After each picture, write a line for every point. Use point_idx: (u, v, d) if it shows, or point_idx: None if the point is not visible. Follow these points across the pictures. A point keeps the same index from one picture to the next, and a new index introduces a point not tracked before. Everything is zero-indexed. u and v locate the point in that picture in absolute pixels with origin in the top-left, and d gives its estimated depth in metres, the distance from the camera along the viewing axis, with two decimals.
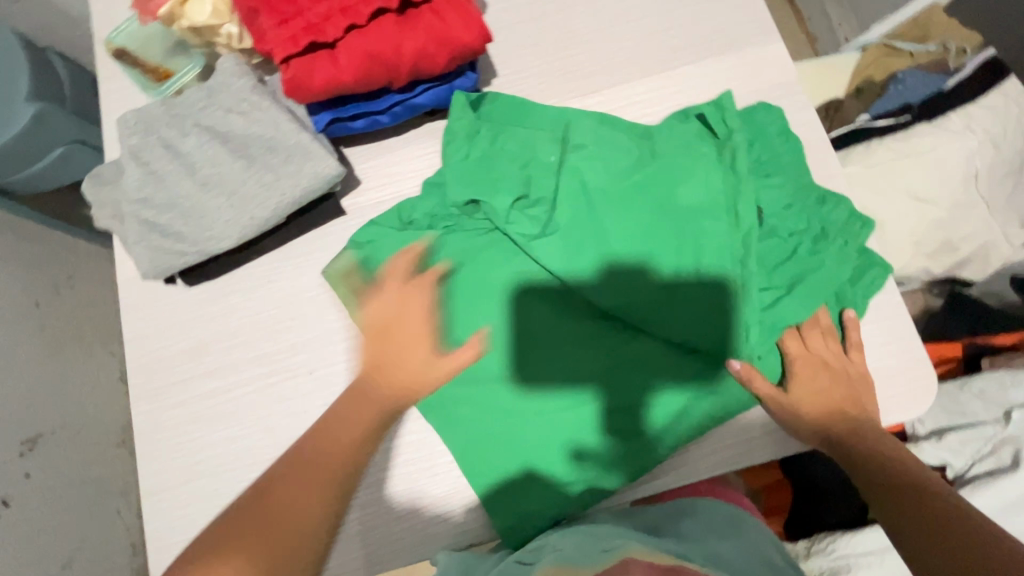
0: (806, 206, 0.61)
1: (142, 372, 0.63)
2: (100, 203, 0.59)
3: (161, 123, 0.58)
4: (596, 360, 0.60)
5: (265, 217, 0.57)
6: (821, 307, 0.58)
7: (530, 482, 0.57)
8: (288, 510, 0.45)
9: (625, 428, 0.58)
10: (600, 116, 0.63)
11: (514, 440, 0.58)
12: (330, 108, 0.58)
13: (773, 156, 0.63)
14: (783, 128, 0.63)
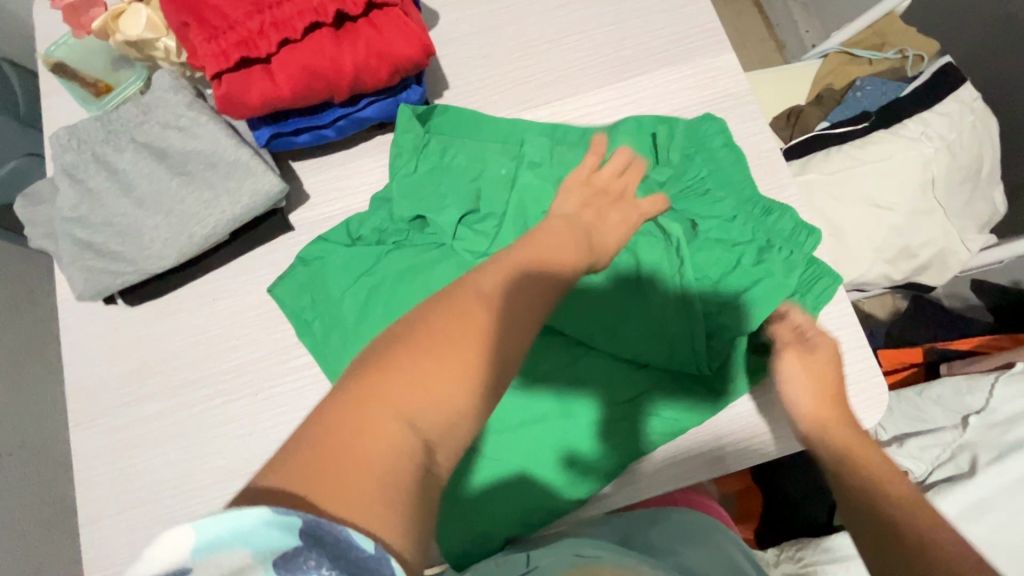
0: (752, 217, 0.61)
1: (80, 396, 0.60)
2: (32, 222, 0.57)
3: (96, 139, 0.56)
4: (547, 374, 0.60)
5: (205, 235, 0.56)
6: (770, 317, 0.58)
7: (489, 503, 0.57)
8: (408, 395, 0.31)
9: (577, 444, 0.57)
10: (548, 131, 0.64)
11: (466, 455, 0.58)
12: (271, 123, 0.57)
13: (720, 168, 0.62)
14: (726, 139, 0.63)
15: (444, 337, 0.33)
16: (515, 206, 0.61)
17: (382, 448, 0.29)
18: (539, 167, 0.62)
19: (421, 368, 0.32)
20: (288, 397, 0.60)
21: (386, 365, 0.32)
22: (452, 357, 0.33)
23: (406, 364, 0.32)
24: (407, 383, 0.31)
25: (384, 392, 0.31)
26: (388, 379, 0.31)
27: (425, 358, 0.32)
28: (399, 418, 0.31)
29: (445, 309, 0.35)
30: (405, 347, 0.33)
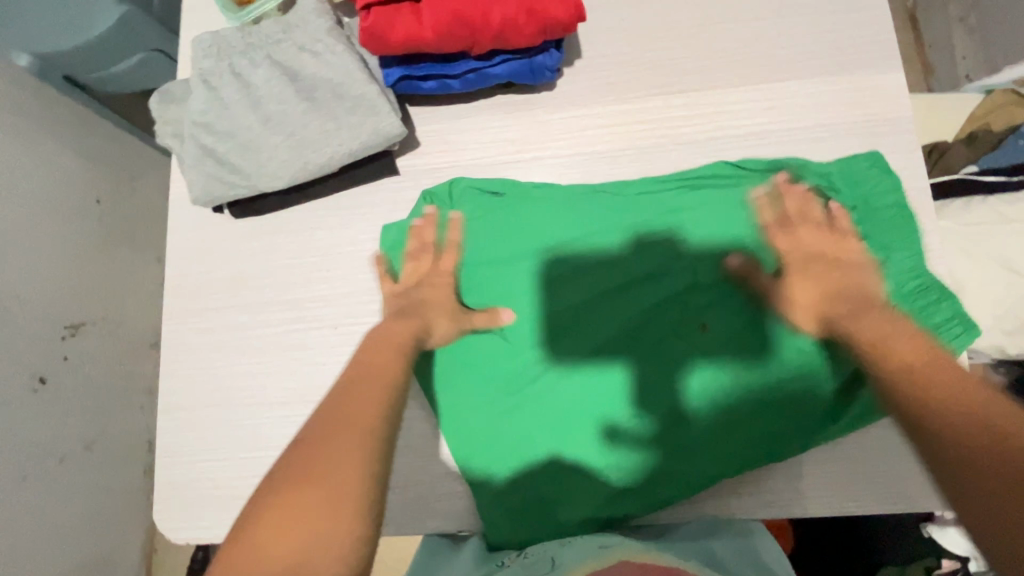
0: (904, 292, 0.53)
1: (180, 291, 0.64)
2: (164, 120, 0.59)
3: (235, 49, 0.57)
4: (634, 363, 0.53)
5: (319, 165, 0.56)
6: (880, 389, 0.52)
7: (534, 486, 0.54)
8: (300, 512, 0.36)
9: (644, 451, 0.52)
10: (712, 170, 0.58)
11: (520, 431, 0.54)
12: (402, 64, 0.55)
13: (878, 228, 0.56)
14: (899, 204, 0.56)
15: (343, 440, 0.40)
16: (636, 208, 0.57)
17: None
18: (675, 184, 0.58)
19: (305, 509, 0.36)
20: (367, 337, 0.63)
21: (285, 504, 0.36)
22: (363, 437, 0.40)
23: (287, 512, 0.36)
24: (292, 530, 0.35)
25: (279, 545, 0.34)
26: (297, 501, 0.36)
27: (302, 504, 0.36)
28: (320, 529, 0.35)
29: (328, 439, 0.40)
30: (282, 493, 0.37)
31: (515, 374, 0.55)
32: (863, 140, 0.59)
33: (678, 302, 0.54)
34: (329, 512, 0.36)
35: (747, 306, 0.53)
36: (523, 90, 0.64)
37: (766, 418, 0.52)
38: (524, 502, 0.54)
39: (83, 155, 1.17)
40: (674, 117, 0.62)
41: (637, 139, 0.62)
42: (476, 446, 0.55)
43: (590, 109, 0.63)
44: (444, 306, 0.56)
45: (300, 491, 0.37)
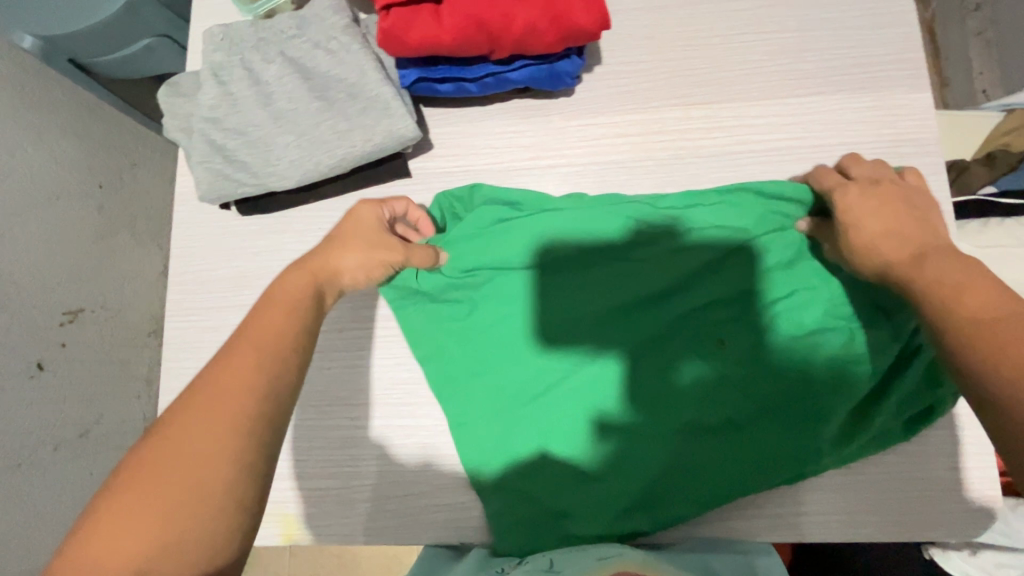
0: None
1: (183, 289, 0.63)
2: (172, 113, 0.58)
3: (247, 44, 0.56)
4: (642, 370, 0.55)
5: (330, 166, 0.55)
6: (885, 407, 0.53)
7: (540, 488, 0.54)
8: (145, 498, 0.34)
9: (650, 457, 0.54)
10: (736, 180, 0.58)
11: (527, 429, 0.55)
12: (419, 66, 0.54)
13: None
14: None
15: (204, 419, 0.37)
16: (658, 215, 0.57)
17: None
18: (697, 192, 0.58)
19: (162, 490, 0.34)
20: (374, 342, 0.61)
21: (140, 486, 0.34)
22: (228, 411, 0.37)
23: (138, 492, 0.34)
24: (149, 515, 0.34)
25: (116, 542, 0.33)
26: (140, 488, 0.34)
27: (154, 494, 0.34)
28: (179, 519, 0.34)
29: (187, 417, 0.37)
30: (137, 471, 0.35)
31: (530, 380, 0.56)
32: (887, 160, 0.58)
33: (695, 315, 0.56)
34: (176, 504, 0.34)
35: (762, 322, 0.54)
36: (542, 95, 0.62)
37: (777, 434, 0.53)
38: (531, 503, 0.55)
39: (85, 139, 1.15)
40: (694, 129, 0.61)
41: (655, 150, 0.61)
42: (489, 450, 0.56)
43: (608, 117, 0.62)
44: (352, 247, 0.51)
45: (152, 480, 0.35)
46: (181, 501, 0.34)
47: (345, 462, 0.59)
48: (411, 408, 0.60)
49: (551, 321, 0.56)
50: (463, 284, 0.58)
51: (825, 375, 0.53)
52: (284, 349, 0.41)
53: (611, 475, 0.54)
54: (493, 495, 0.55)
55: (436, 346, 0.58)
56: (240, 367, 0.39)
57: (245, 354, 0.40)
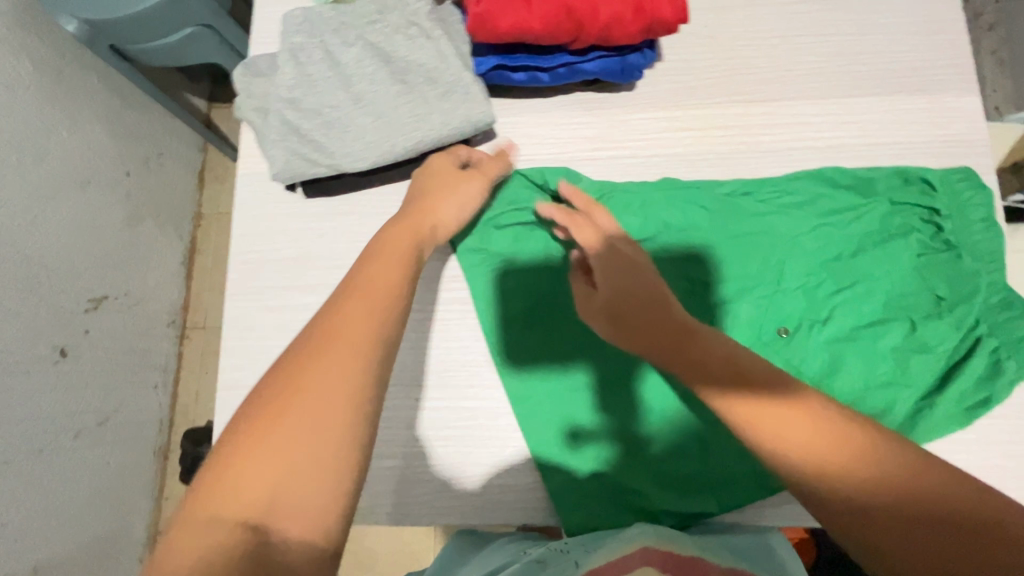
0: (986, 306, 0.54)
1: (245, 268, 0.63)
2: (247, 92, 0.59)
3: (327, 27, 0.57)
4: None
5: (406, 148, 0.56)
6: (953, 397, 0.53)
7: (599, 460, 0.57)
8: (276, 447, 0.35)
9: (700, 433, 0.57)
10: (802, 171, 0.60)
11: (583, 400, 0.58)
12: (499, 53, 0.56)
13: (966, 241, 0.56)
14: (989, 216, 0.56)
15: (324, 369, 0.37)
16: (723, 204, 0.59)
17: (195, 550, 0.31)
18: (763, 182, 0.60)
19: (267, 464, 0.34)
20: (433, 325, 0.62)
21: (259, 449, 0.35)
22: (349, 368, 0.38)
23: (247, 453, 0.35)
24: (284, 459, 0.34)
25: (240, 481, 0.34)
26: (268, 439, 0.35)
27: (280, 440, 0.35)
28: (306, 475, 0.34)
29: (314, 349, 0.38)
30: (245, 434, 0.35)
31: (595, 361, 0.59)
32: (939, 160, 0.60)
33: (756, 305, 0.57)
34: (298, 471, 0.34)
35: (822, 314, 0.57)
36: (604, 89, 0.64)
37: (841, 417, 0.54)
38: (589, 474, 0.56)
39: (116, 123, 1.14)
40: (753, 126, 0.62)
41: (715, 144, 0.63)
42: (559, 429, 0.58)
43: (669, 111, 0.63)
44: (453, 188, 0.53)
45: (281, 430, 0.35)
46: (291, 477, 0.34)
47: (404, 442, 0.59)
48: (472, 391, 0.60)
49: None
50: (531, 270, 0.61)
51: (886, 364, 0.54)
52: (371, 348, 0.39)
53: (669, 455, 0.56)
54: (552, 467, 0.57)
55: (505, 329, 0.60)
56: (363, 321, 0.40)
57: (339, 353, 0.38)
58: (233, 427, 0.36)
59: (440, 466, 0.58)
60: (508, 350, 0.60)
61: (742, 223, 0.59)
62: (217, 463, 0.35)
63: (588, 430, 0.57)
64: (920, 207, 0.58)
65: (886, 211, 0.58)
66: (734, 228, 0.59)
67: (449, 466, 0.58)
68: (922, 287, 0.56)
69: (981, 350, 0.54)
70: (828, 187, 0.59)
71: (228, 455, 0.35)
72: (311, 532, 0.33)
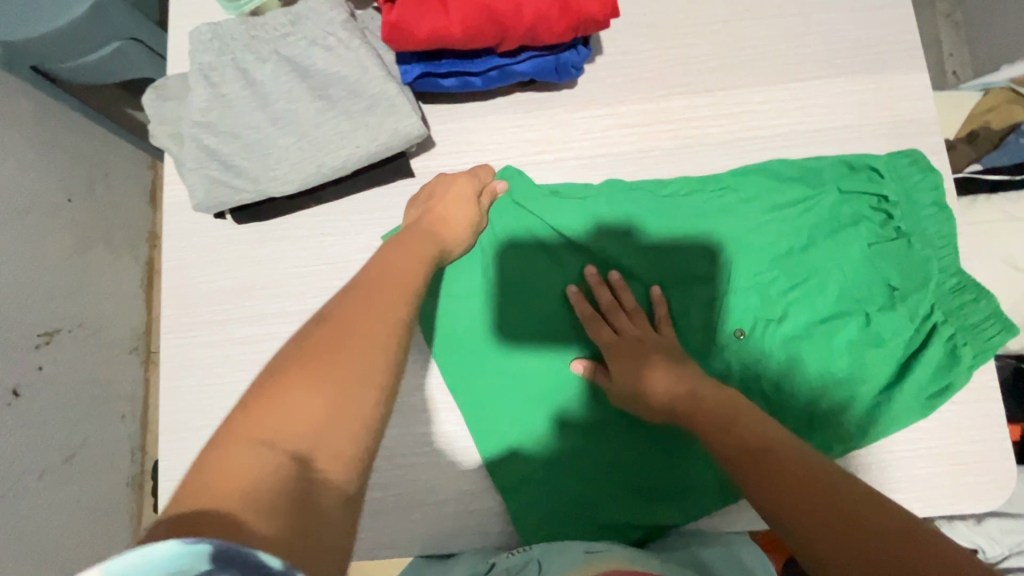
0: (939, 293, 0.54)
1: (179, 303, 0.59)
2: (159, 118, 0.55)
3: (238, 43, 0.53)
4: None
5: (333, 168, 0.52)
6: (908, 390, 0.53)
7: (560, 480, 0.56)
8: (322, 376, 0.33)
9: (661, 444, 0.56)
10: (748, 166, 0.58)
11: (540, 419, 0.57)
12: (423, 61, 0.52)
13: (917, 226, 0.55)
14: (938, 200, 0.55)
15: (368, 310, 0.37)
16: (667, 206, 0.57)
17: (243, 473, 0.28)
18: (708, 179, 0.58)
19: (314, 391, 0.32)
20: None
21: (305, 376, 0.33)
22: (390, 312, 0.38)
23: (292, 380, 0.32)
24: (323, 388, 0.32)
25: (280, 409, 0.31)
26: (314, 366, 0.33)
27: (325, 368, 0.33)
28: (347, 402, 0.32)
29: (356, 294, 0.38)
30: (288, 367, 0.33)
31: (551, 377, 0.57)
32: (888, 142, 0.59)
33: (707, 310, 0.56)
34: (341, 399, 0.32)
35: (777, 313, 0.55)
36: (544, 88, 0.61)
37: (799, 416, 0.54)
38: (550, 496, 0.55)
39: (53, 139, 1.02)
40: (700, 117, 0.60)
41: (662, 139, 0.60)
42: (517, 452, 0.56)
43: (613, 108, 0.61)
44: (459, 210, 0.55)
45: (320, 365, 0.33)
46: (337, 412, 0.32)
47: None
48: (426, 415, 0.58)
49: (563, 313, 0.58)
50: (474, 287, 0.58)
51: (843, 361, 0.53)
52: (407, 307, 0.39)
53: (630, 468, 0.56)
54: (513, 491, 0.55)
55: (453, 352, 0.58)
56: (397, 278, 0.41)
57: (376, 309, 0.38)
58: (270, 367, 0.34)
59: (398, 496, 0.56)
60: (457, 373, 0.57)
61: (690, 224, 0.57)
62: (253, 401, 0.32)
63: (548, 451, 0.56)
64: (868, 195, 0.56)
65: (833, 202, 0.56)
66: (681, 231, 0.57)
67: (408, 494, 0.56)
68: (873, 278, 0.55)
69: (935, 339, 0.53)
70: (775, 180, 0.57)
71: (275, 380, 0.33)
72: (352, 460, 0.31)
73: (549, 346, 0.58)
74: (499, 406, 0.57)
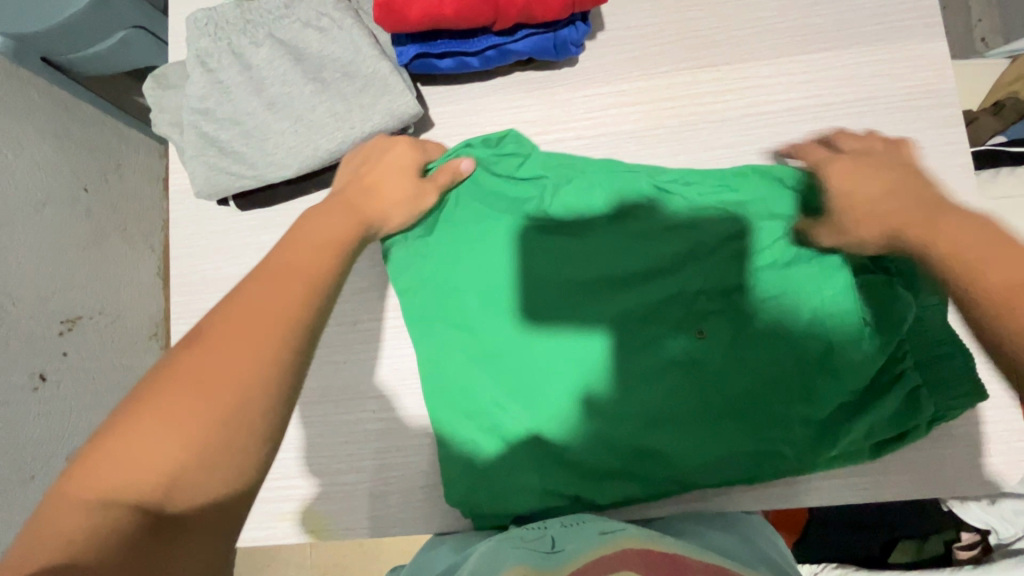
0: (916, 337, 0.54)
1: (187, 289, 0.61)
2: (161, 106, 0.55)
3: (234, 28, 0.53)
4: (636, 363, 0.55)
5: (329, 150, 0.52)
6: (875, 429, 0.52)
7: (525, 477, 0.55)
8: (171, 419, 0.32)
9: (633, 450, 0.54)
10: (763, 172, 0.56)
11: (510, 417, 0.55)
12: (419, 41, 0.52)
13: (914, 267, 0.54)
14: None
15: (245, 328, 0.36)
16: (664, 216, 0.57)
17: (79, 529, 0.28)
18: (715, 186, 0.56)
19: (161, 431, 0.32)
20: (386, 334, 0.60)
21: (153, 413, 0.32)
22: (270, 328, 0.36)
23: (151, 421, 0.32)
24: (175, 428, 0.32)
25: (130, 450, 0.31)
26: (168, 404, 0.33)
27: (181, 398, 0.33)
28: (203, 444, 0.32)
29: (231, 308, 0.37)
30: (143, 406, 0.33)
31: (530, 379, 0.55)
32: (903, 114, 0.57)
33: (691, 314, 0.55)
34: (194, 439, 0.32)
35: (765, 321, 0.54)
36: (544, 67, 0.60)
37: (769, 423, 0.53)
38: (514, 491, 0.55)
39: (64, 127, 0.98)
40: (704, 94, 0.59)
41: (665, 117, 0.59)
42: (484, 443, 0.55)
43: (615, 85, 0.59)
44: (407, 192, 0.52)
45: (169, 403, 0.33)
46: (195, 452, 0.32)
47: (367, 454, 0.58)
48: None
49: (546, 315, 0.56)
50: (456, 279, 0.57)
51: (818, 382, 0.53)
52: (292, 340, 0.36)
53: (597, 470, 0.55)
54: (472, 478, 0.55)
55: (426, 325, 0.57)
56: (284, 287, 0.38)
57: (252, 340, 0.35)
58: (126, 396, 0.34)
59: (404, 476, 0.58)
60: (433, 351, 0.57)
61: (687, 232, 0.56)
62: (100, 440, 0.32)
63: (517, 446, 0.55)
64: None
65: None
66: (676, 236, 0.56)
67: (413, 475, 0.58)
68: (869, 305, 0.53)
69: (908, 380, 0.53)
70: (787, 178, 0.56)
71: (127, 418, 0.32)
72: (218, 492, 0.32)
73: (530, 348, 0.56)
74: (475, 395, 0.56)
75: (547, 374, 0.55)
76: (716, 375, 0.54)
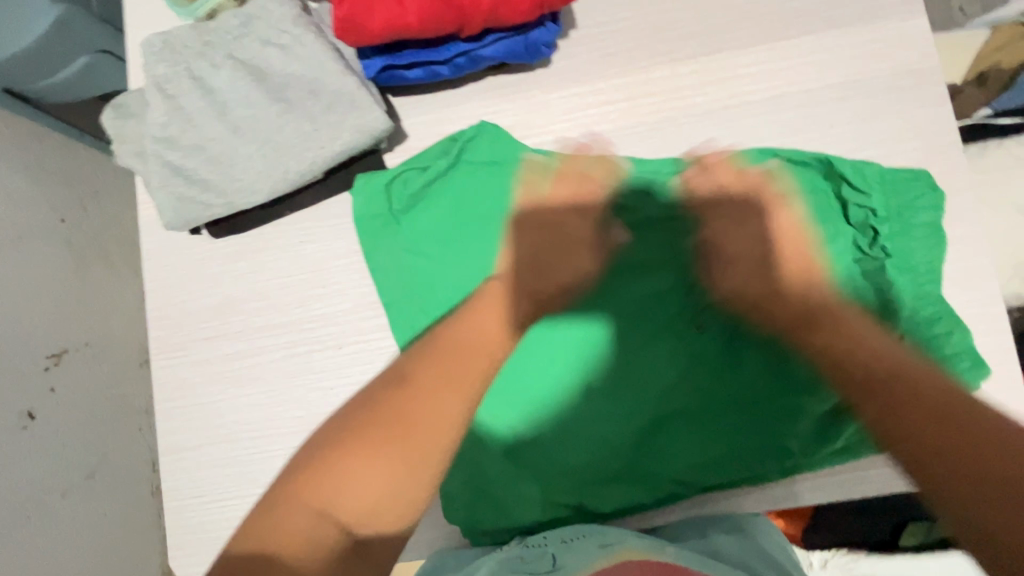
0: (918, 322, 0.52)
1: (166, 324, 0.59)
2: (121, 137, 0.53)
3: (191, 52, 0.51)
4: (634, 362, 0.55)
5: (300, 171, 0.50)
6: None
7: (524, 489, 0.54)
8: (382, 447, 0.40)
9: (636, 452, 0.54)
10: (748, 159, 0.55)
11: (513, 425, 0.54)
12: (385, 53, 0.50)
13: (907, 248, 0.53)
14: (933, 224, 0.53)
15: (445, 376, 0.44)
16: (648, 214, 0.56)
17: (300, 536, 0.36)
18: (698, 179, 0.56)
19: (371, 465, 0.39)
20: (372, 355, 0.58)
21: (366, 446, 0.40)
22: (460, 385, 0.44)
23: (359, 459, 0.39)
24: (376, 462, 0.39)
25: (347, 476, 0.39)
26: (378, 440, 0.40)
27: (388, 437, 0.40)
28: (400, 478, 0.39)
29: (430, 359, 0.45)
30: (353, 440, 0.40)
31: (530, 385, 0.55)
32: (888, 96, 0.55)
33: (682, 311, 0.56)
34: (397, 478, 0.39)
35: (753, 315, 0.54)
36: (516, 70, 0.58)
37: (769, 417, 0.53)
38: (514, 502, 0.54)
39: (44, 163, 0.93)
40: (684, 88, 0.57)
41: (644, 113, 0.57)
42: (484, 454, 0.54)
43: (592, 84, 0.58)
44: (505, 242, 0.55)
45: (377, 445, 0.40)
46: (393, 481, 0.39)
47: None
48: None
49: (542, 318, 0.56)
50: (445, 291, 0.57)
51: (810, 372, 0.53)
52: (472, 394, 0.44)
53: (598, 476, 0.54)
54: (471, 492, 0.54)
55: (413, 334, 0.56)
56: (468, 341, 0.47)
57: (445, 396, 0.43)
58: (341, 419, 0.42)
59: None
60: None
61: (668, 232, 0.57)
62: (313, 460, 0.40)
63: (517, 456, 0.54)
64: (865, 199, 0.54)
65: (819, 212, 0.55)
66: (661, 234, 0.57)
67: None
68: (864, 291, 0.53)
69: None
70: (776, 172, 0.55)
71: (343, 446, 0.40)
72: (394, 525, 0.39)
73: (529, 353, 0.55)
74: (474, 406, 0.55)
75: (548, 378, 0.55)
76: (712, 370, 0.55)
